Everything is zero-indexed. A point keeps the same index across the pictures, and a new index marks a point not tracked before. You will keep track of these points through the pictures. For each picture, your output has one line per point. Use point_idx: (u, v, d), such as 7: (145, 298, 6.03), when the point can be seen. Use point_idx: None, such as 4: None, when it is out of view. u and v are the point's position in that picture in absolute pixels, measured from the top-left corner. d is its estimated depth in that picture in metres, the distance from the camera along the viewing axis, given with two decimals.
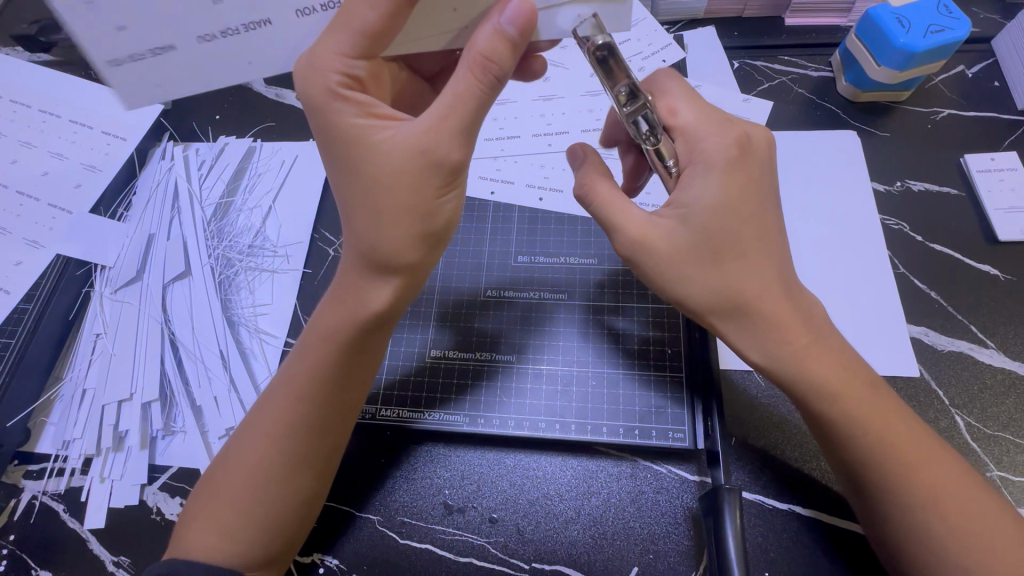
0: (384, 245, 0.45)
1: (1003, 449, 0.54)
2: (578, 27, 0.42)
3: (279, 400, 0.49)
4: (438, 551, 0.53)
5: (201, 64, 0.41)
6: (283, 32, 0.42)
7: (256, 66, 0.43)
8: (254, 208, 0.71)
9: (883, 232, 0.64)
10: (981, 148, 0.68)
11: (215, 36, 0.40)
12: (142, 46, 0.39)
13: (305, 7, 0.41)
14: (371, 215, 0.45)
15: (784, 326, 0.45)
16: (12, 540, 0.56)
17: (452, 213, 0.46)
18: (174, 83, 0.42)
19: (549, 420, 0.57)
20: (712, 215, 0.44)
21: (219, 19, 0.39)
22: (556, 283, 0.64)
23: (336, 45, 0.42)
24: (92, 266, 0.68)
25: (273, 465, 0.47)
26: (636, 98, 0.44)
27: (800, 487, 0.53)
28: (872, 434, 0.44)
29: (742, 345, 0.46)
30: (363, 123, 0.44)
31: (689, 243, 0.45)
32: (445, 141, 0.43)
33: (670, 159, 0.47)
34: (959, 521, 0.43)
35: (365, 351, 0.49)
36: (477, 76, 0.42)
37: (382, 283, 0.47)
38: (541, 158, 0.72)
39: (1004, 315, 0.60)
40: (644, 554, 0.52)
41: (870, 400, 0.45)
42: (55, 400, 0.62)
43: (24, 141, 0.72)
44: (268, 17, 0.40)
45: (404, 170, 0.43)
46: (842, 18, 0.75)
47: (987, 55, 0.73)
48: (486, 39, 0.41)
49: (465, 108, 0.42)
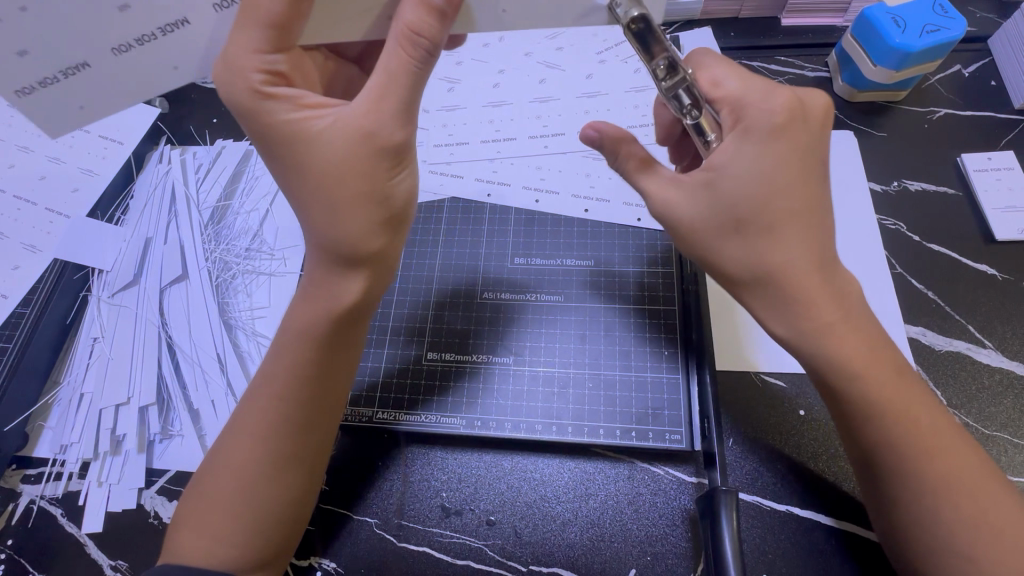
0: (342, 230, 0.46)
1: (1002, 449, 0.54)
2: (614, 3, 0.42)
3: (256, 401, 0.49)
4: (437, 555, 0.53)
5: (124, 71, 0.44)
6: (203, 31, 0.44)
7: (180, 68, 0.45)
8: (251, 211, 0.71)
9: (880, 232, 0.64)
10: (978, 147, 0.68)
11: (130, 45, 0.42)
12: (53, 68, 0.42)
13: (221, 2, 0.42)
14: (318, 195, 0.45)
15: (811, 302, 0.44)
16: (11, 544, 0.56)
17: (406, 193, 0.48)
18: (95, 96, 0.45)
19: (546, 422, 0.57)
20: (742, 184, 0.43)
21: (134, 27, 0.41)
22: (553, 283, 0.64)
23: (250, 42, 0.43)
24: (89, 270, 0.68)
25: (260, 467, 0.47)
26: (675, 71, 0.43)
27: (798, 487, 0.53)
28: (889, 429, 0.44)
29: (765, 318, 0.46)
30: (296, 119, 0.45)
31: (709, 213, 0.45)
32: (387, 120, 0.44)
33: (710, 132, 0.46)
34: (967, 521, 0.42)
35: (343, 341, 0.50)
36: (408, 53, 0.42)
37: (350, 273, 0.48)
38: (538, 159, 0.72)
39: (1001, 315, 0.60)
40: (642, 556, 0.52)
41: (893, 387, 0.44)
42: (54, 404, 0.62)
43: (21, 146, 0.73)
44: (183, 17, 0.42)
45: (349, 152, 0.44)
46: (838, 18, 0.75)
47: (984, 55, 0.73)
48: (413, 14, 0.41)
49: (398, 85, 0.43)
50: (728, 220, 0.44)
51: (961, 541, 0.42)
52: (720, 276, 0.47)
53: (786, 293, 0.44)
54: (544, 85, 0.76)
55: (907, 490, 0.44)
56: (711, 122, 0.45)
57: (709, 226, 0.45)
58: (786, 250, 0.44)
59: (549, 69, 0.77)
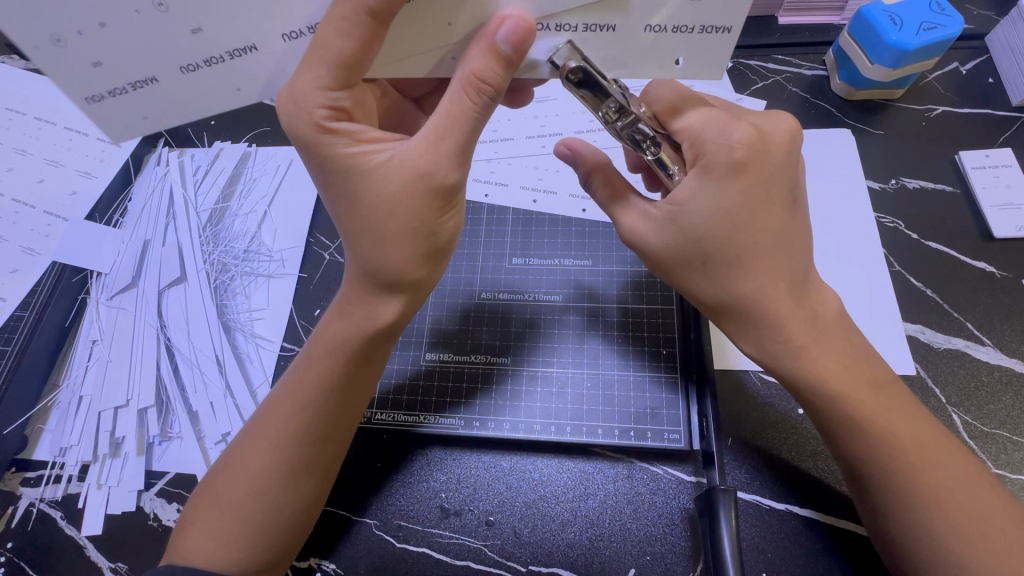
0: (388, 261, 0.45)
1: (1001, 447, 0.54)
2: (553, 56, 0.41)
3: (282, 408, 0.49)
4: (435, 555, 0.53)
5: (188, 90, 0.42)
6: (273, 58, 0.42)
7: (245, 92, 0.43)
8: (250, 213, 0.71)
9: (878, 230, 0.64)
10: (976, 144, 0.68)
11: (198, 65, 0.40)
12: (121, 81, 0.40)
13: (293, 32, 0.41)
14: (369, 229, 0.45)
15: (779, 324, 0.45)
16: (10, 548, 0.56)
17: (452, 230, 0.47)
18: (161, 113, 0.43)
19: (544, 423, 0.57)
20: (706, 217, 0.43)
21: (204, 49, 0.40)
22: (550, 284, 0.64)
23: (315, 80, 0.41)
24: (88, 272, 0.68)
25: (274, 474, 0.47)
26: (625, 112, 0.43)
27: (795, 486, 0.53)
28: (872, 437, 0.44)
29: (737, 338, 0.47)
30: (354, 154, 0.44)
31: (677, 245, 0.45)
32: (444, 162, 0.43)
33: (672, 165, 0.46)
34: (947, 516, 0.43)
35: (371, 357, 0.50)
36: (470, 96, 0.41)
37: (389, 297, 0.48)
38: (534, 159, 0.72)
39: (999, 312, 0.59)
40: (641, 556, 0.52)
41: (875, 402, 0.45)
42: (53, 406, 0.62)
43: (19, 150, 0.73)
44: (254, 43, 0.40)
45: (402, 191, 0.43)
46: (836, 17, 0.75)
47: (981, 52, 0.73)
48: (479, 59, 0.40)
49: (458, 131, 0.42)
50: (694, 253, 0.45)
51: (949, 535, 0.42)
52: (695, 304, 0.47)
53: (774, 301, 0.44)
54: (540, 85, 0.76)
55: (889, 488, 0.44)
56: (673, 158, 0.46)
57: (678, 257, 0.45)
58: (764, 266, 0.44)
59: None
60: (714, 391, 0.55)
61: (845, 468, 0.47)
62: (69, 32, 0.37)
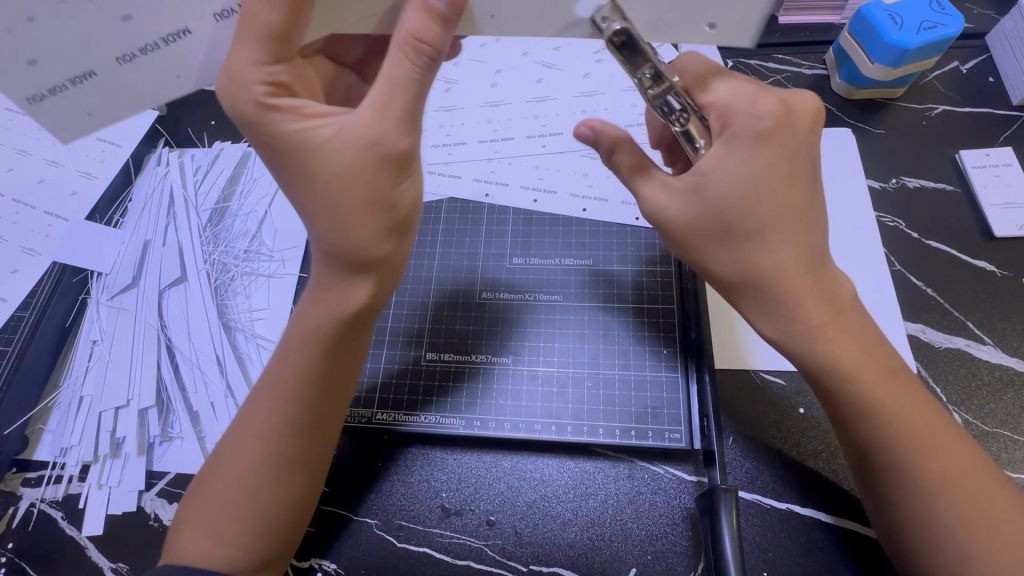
0: (349, 238, 0.45)
1: (1002, 446, 0.54)
2: (596, 14, 0.42)
3: (263, 400, 0.49)
4: (437, 555, 0.53)
5: (128, 82, 0.43)
6: (206, 40, 0.43)
7: (186, 79, 0.45)
8: (250, 213, 0.71)
9: (879, 229, 0.64)
10: (976, 143, 0.68)
11: (135, 54, 0.42)
12: (61, 77, 0.42)
13: (223, 11, 0.42)
14: (323, 205, 0.45)
15: (797, 303, 0.44)
16: (11, 548, 0.56)
17: (412, 199, 0.47)
18: (109, 106, 0.45)
19: (546, 422, 0.57)
20: (732, 188, 0.43)
21: (136, 37, 0.41)
22: (552, 283, 0.64)
23: (250, 54, 0.42)
24: (88, 273, 0.68)
25: (261, 467, 0.47)
26: (660, 79, 0.43)
27: (800, 485, 0.53)
28: (884, 430, 0.44)
29: (754, 319, 0.47)
30: (298, 129, 0.44)
31: (701, 215, 0.45)
32: (392, 128, 0.43)
33: (699, 138, 0.45)
34: (949, 510, 0.42)
35: (349, 344, 0.50)
36: (410, 59, 0.41)
37: (359, 277, 0.48)
38: (536, 159, 0.72)
39: (1000, 311, 0.59)
40: (642, 555, 0.52)
41: (888, 387, 0.45)
42: (53, 407, 0.62)
43: (20, 150, 0.73)
44: (185, 26, 0.42)
45: (352, 161, 0.43)
46: (835, 16, 0.75)
47: (981, 51, 0.73)
48: (416, 21, 0.40)
49: (402, 95, 0.42)
50: (716, 226, 0.44)
51: (954, 525, 0.42)
52: (715, 282, 0.47)
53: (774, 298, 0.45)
54: (540, 85, 0.76)
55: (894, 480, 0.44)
56: (701, 131, 0.45)
57: (700, 229, 0.45)
58: (771, 252, 0.44)
59: (546, 69, 0.77)
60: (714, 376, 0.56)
61: (853, 457, 0.47)
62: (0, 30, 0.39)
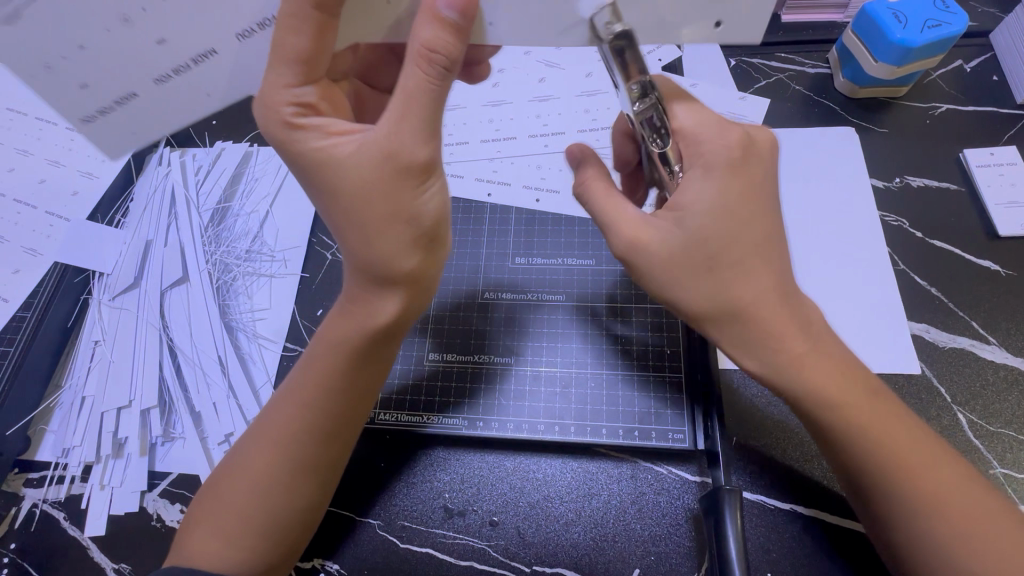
0: (378, 253, 0.45)
1: (1007, 446, 0.54)
2: (596, 14, 0.41)
3: (284, 407, 0.49)
4: (439, 556, 0.53)
5: (164, 99, 0.47)
6: (230, 59, 0.45)
7: (213, 96, 0.48)
8: (252, 213, 0.71)
9: (883, 229, 0.64)
10: (980, 142, 0.68)
11: (168, 74, 0.45)
12: (106, 99, 0.45)
13: (245, 31, 0.44)
14: (350, 220, 0.44)
15: (777, 339, 0.43)
16: (13, 549, 0.56)
17: (437, 210, 0.45)
18: (144, 122, 0.48)
19: (549, 422, 0.57)
20: (707, 219, 0.42)
21: (168, 60, 0.44)
22: (554, 283, 0.64)
23: (280, 78, 0.43)
24: (90, 273, 0.67)
25: (274, 473, 0.47)
26: (646, 96, 0.42)
27: (799, 487, 0.53)
28: (884, 436, 0.44)
29: (738, 356, 0.45)
30: (322, 146, 0.44)
31: (683, 247, 0.43)
32: (411, 139, 0.41)
33: (675, 163, 0.45)
34: (946, 507, 0.42)
35: (374, 357, 0.49)
36: (426, 72, 0.40)
37: (386, 292, 0.47)
38: (539, 159, 0.71)
39: (1004, 311, 0.59)
40: (645, 556, 0.52)
41: (867, 411, 0.44)
42: (55, 407, 0.62)
43: (21, 150, 0.73)
44: (212, 49, 0.44)
45: (373, 176, 0.42)
46: (839, 14, 0.75)
47: (986, 49, 0.73)
48: (428, 31, 0.39)
49: (419, 105, 0.40)
50: (700, 260, 0.43)
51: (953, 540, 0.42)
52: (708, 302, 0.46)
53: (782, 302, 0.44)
54: (542, 84, 0.76)
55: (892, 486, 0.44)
56: (676, 154, 0.45)
57: (682, 262, 0.44)
58: (742, 286, 0.43)
59: (548, 68, 0.77)
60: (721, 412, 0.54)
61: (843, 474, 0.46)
62: (57, 58, 0.42)
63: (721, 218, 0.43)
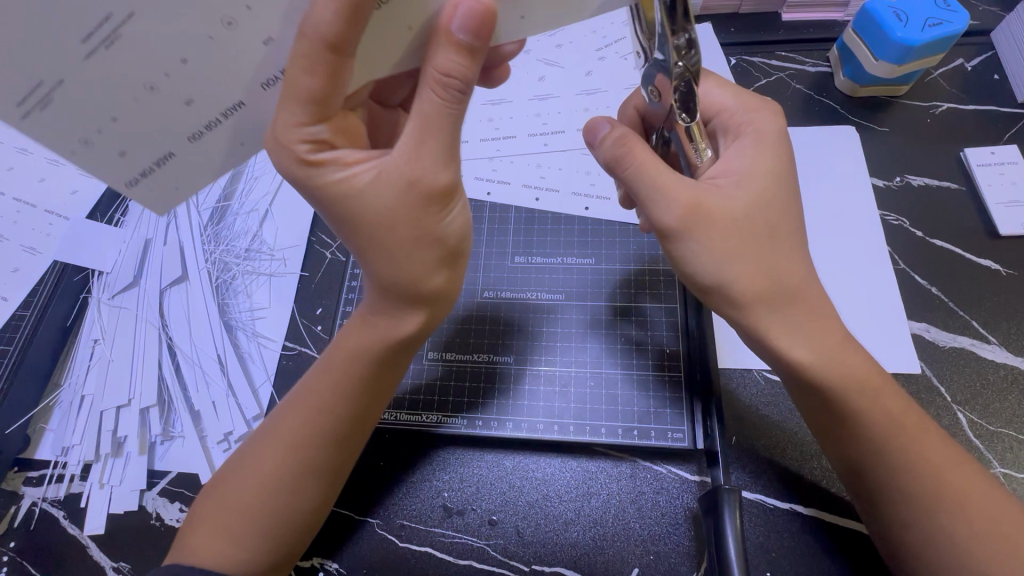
0: (404, 273, 0.45)
1: (1007, 446, 0.54)
2: None
3: (298, 409, 0.49)
4: (438, 555, 0.53)
5: (202, 156, 0.44)
6: (260, 109, 0.42)
7: (250, 146, 0.45)
8: (252, 211, 0.71)
9: (883, 227, 0.64)
10: (981, 142, 0.67)
11: (202, 131, 0.42)
12: (146, 163, 0.43)
13: (268, 79, 0.41)
14: (376, 247, 0.44)
15: (826, 325, 0.45)
16: (13, 547, 0.56)
17: (461, 228, 0.46)
18: (190, 181, 0.45)
19: (548, 421, 0.57)
20: (757, 187, 0.46)
21: (200, 116, 0.41)
22: (554, 283, 0.63)
23: (291, 116, 0.40)
24: (89, 272, 0.67)
25: (284, 475, 0.47)
26: (690, 59, 0.40)
27: (796, 486, 0.53)
28: (897, 439, 0.44)
29: (784, 345, 0.44)
30: (342, 179, 0.42)
31: (747, 213, 0.45)
32: (431, 165, 0.42)
33: (699, 142, 0.47)
34: (953, 505, 0.43)
35: (393, 365, 0.50)
36: (441, 96, 0.40)
37: (411, 309, 0.48)
38: (538, 157, 0.71)
39: (1004, 310, 0.59)
40: (644, 555, 0.52)
41: (891, 393, 0.45)
42: (54, 406, 0.62)
43: (20, 148, 0.73)
44: (239, 99, 0.41)
45: (397, 205, 0.42)
46: (839, 13, 0.75)
47: (986, 48, 0.72)
48: (442, 55, 0.39)
49: (438, 128, 0.41)
50: (762, 229, 0.45)
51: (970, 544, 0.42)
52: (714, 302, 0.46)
53: (774, 301, 0.44)
54: (542, 82, 0.76)
55: (888, 484, 0.44)
56: (703, 134, 0.47)
57: (744, 232, 0.44)
58: (788, 264, 0.45)
59: (548, 66, 0.77)
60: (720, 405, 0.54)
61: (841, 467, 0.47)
62: (92, 133, 0.40)
63: (766, 196, 0.46)
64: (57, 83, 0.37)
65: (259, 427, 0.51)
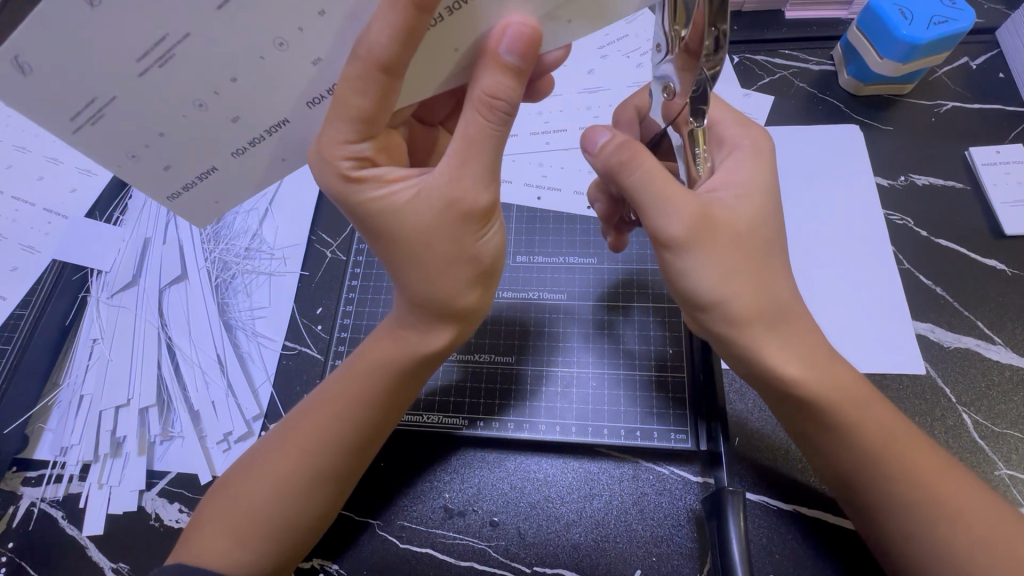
0: (438, 290, 0.45)
1: (1012, 447, 0.53)
2: None
3: (316, 417, 0.48)
4: (438, 555, 0.53)
5: (243, 171, 0.43)
6: (303, 127, 0.42)
7: (290, 161, 0.44)
8: (251, 210, 0.70)
9: (886, 227, 0.63)
10: (987, 141, 0.67)
11: (245, 147, 0.42)
12: (189, 175, 0.42)
13: (314, 98, 0.41)
14: (407, 260, 0.44)
15: (812, 339, 0.45)
16: (11, 548, 0.55)
17: (496, 248, 0.46)
18: (229, 194, 0.45)
19: (550, 423, 0.56)
20: (752, 212, 0.46)
21: (246, 132, 0.41)
22: (555, 283, 0.63)
23: (337, 133, 0.40)
24: (88, 270, 0.67)
25: (295, 480, 0.47)
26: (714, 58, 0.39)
27: (796, 489, 0.53)
28: (892, 450, 0.44)
29: (777, 362, 0.44)
30: (382, 197, 0.42)
31: (730, 250, 0.44)
32: (473, 187, 0.41)
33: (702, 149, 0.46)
34: (954, 506, 0.43)
35: (415, 380, 0.50)
36: (487, 119, 0.40)
37: (442, 327, 0.48)
38: (539, 156, 0.71)
39: (1010, 310, 0.59)
40: (647, 556, 0.51)
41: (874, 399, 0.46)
42: (54, 406, 0.61)
43: (19, 146, 0.73)
44: (284, 118, 0.41)
45: (435, 223, 0.42)
46: (843, 11, 0.74)
47: (991, 47, 0.72)
48: (489, 78, 0.38)
49: (481, 151, 0.40)
50: (759, 248, 0.45)
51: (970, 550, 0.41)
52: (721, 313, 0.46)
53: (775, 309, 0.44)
54: None
55: (886, 492, 0.44)
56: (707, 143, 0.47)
57: (740, 254, 0.44)
58: (778, 283, 0.45)
59: None
60: (722, 406, 0.54)
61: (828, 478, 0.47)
62: (140, 146, 0.39)
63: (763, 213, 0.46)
64: (108, 99, 0.36)
65: (271, 430, 0.51)
